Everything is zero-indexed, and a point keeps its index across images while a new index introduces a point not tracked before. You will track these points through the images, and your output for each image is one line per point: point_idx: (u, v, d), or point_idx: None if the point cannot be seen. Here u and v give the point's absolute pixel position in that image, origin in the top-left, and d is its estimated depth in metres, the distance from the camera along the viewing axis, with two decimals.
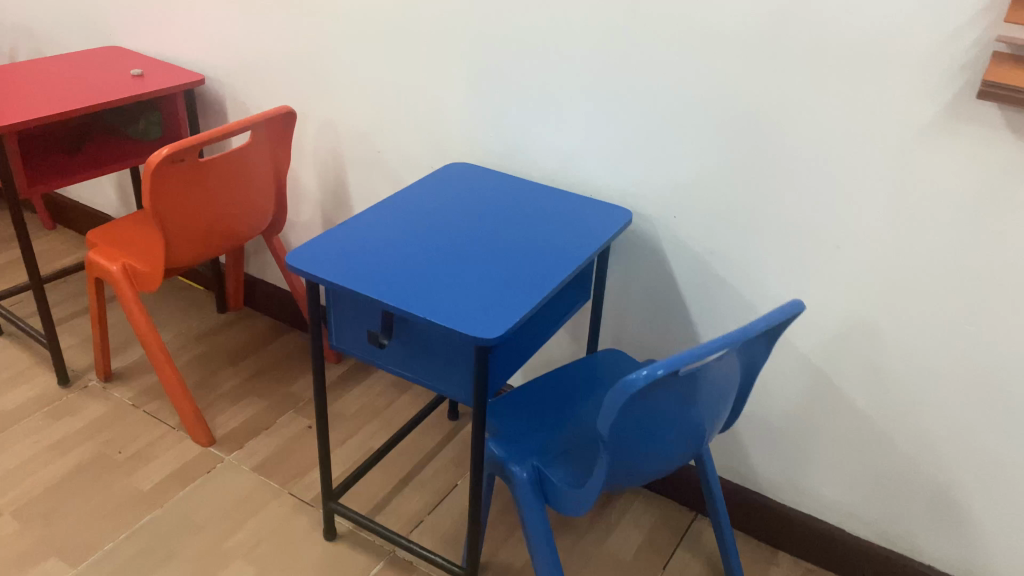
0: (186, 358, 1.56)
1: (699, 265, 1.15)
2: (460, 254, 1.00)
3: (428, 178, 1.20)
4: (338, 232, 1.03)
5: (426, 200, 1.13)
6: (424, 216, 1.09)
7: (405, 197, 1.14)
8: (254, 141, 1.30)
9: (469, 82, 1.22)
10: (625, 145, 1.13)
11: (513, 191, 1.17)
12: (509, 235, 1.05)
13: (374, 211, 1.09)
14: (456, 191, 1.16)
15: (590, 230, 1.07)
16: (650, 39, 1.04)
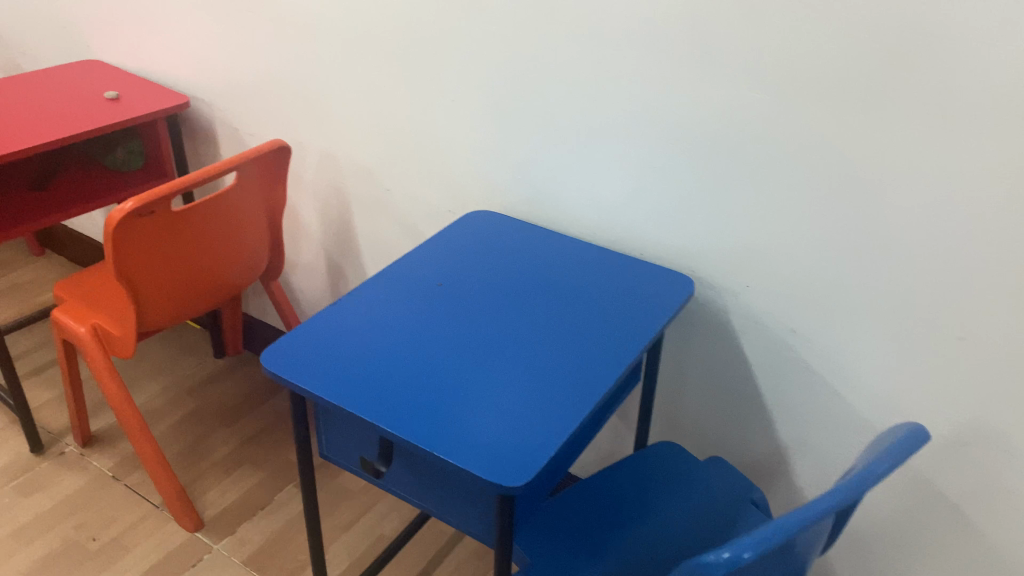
0: (178, 415, 1.38)
1: (775, 346, 0.93)
2: (479, 355, 0.80)
3: (443, 238, 0.99)
4: (326, 322, 0.83)
5: (437, 273, 0.92)
6: (434, 297, 0.88)
7: (412, 267, 0.93)
8: (240, 184, 1.10)
9: (489, 116, 1.01)
10: (683, 200, 0.91)
11: (544, 257, 0.96)
12: (539, 323, 0.84)
13: (371, 291, 0.89)
14: (474, 258, 0.95)
15: (645, 312, 0.86)
16: (716, 71, 0.82)
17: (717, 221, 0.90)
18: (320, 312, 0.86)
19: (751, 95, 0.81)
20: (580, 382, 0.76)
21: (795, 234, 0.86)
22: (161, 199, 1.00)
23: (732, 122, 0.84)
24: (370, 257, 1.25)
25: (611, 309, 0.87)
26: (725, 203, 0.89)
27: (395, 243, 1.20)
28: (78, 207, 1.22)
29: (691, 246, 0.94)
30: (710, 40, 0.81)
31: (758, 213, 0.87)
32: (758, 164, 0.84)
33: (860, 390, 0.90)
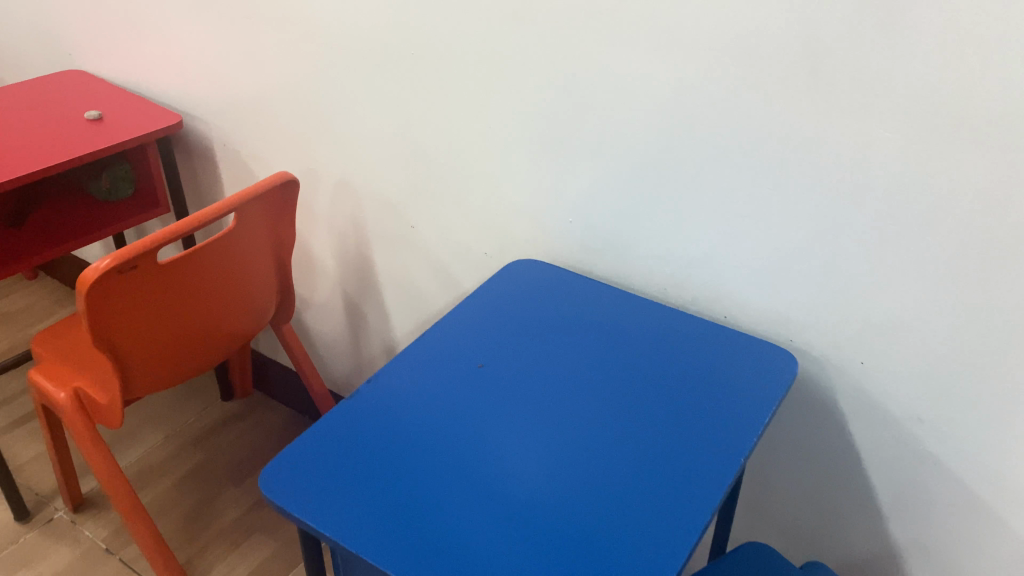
0: (180, 472, 1.23)
1: (893, 435, 0.75)
2: (528, 471, 0.62)
3: (480, 299, 0.82)
4: (343, 423, 0.67)
5: (480, 352, 0.75)
6: (477, 389, 0.71)
7: (448, 342, 0.77)
8: (241, 226, 0.94)
9: (534, 147, 0.83)
10: (780, 257, 0.74)
11: (608, 329, 0.78)
12: (611, 427, 0.67)
13: (399, 377, 0.72)
14: (523, 331, 0.78)
15: (740, 408, 0.68)
16: (832, 103, 0.64)
17: (825, 284, 0.73)
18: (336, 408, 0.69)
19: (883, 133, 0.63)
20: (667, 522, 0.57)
21: (930, 304, 0.68)
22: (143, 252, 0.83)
23: (855, 165, 0.66)
24: (393, 299, 1.08)
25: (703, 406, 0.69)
26: (838, 262, 0.71)
27: (422, 286, 1.04)
28: (70, 240, 1.06)
29: (789, 313, 0.76)
30: (829, 63, 0.63)
31: (882, 277, 0.70)
32: (884, 218, 0.67)
33: (1008, 492, 0.72)
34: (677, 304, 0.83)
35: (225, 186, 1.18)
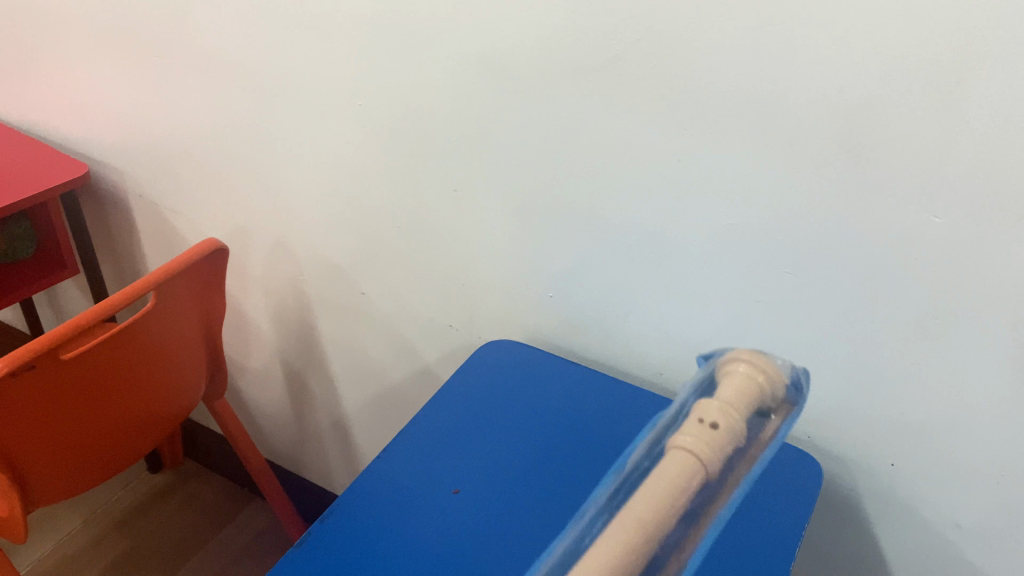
0: (109, 558, 1.08)
1: (927, 541, 0.66)
2: None
3: (450, 398, 0.73)
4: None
5: (444, 476, 0.65)
6: (437, 534, 0.60)
7: (408, 464, 0.66)
8: (160, 305, 0.80)
9: (505, 211, 0.72)
10: (797, 346, 0.64)
11: (591, 437, 0.68)
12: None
13: (349, 520, 0.61)
14: (496, 442, 0.68)
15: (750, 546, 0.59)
16: (863, 185, 0.54)
17: (850, 378, 0.63)
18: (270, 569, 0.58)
19: (926, 220, 0.53)
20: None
21: (975, 409, 0.59)
22: (44, 358, 0.70)
23: (888, 259, 0.56)
24: (342, 368, 0.95)
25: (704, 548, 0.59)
26: (865, 357, 0.61)
27: (375, 356, 0.91)
28: None
29: (807, 406, 0.67)
30: (862, 142, 0.52)
31: (918, 379, 0.60)
32: (920, 319, 0.57)
33: None
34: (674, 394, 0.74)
35: (143, 239, 1.03)
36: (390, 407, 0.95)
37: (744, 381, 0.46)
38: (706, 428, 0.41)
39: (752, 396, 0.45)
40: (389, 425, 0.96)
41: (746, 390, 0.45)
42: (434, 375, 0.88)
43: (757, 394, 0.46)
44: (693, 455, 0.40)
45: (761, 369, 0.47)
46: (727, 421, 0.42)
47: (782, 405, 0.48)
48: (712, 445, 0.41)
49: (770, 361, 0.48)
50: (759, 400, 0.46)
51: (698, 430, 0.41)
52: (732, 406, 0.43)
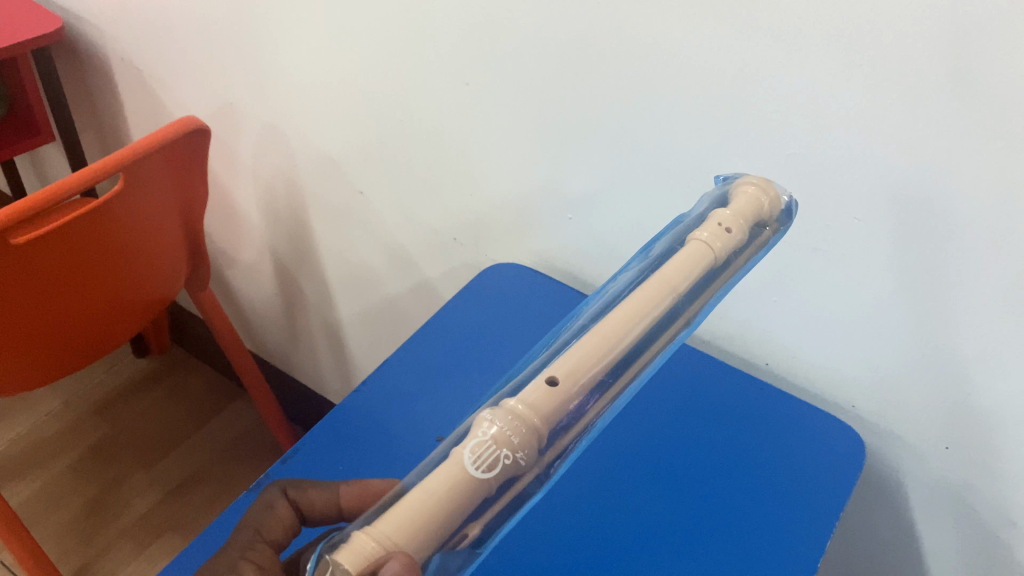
0: (90, 443, 1.12)
1: (975, 536, 0.58)
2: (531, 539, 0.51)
3: (444, 328, 0.65)
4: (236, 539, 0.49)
5: (435, 415, 0.59)
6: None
7: (388, 404, 0.59)
8: (130, 184, 0.70)
9: (519, 118, 0.61)
10: (846, 312, 0.55)
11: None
12: (602, 542, 0.50)
13: (317, 457, 0.55)
14: (491, 379, 0.61)
15: (779, 520, 0.52)
16: (960, 128, 0.43)
17: (908, 352, 0.54)
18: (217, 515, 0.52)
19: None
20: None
21: None
22: None
23: (978, 228, 0.46)
24: (337, 268, 0.88)
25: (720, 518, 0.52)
26: (934, 338, 0.52)
27: (373, 263, 0.84)
28: None
29: (856, 377, 0.58)
30: (971, 79, 0.41)
31: (997, 367, 0.50)
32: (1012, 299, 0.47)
33: None
34: (703, 341, 0.66)
35: (128, 110, 0.94)
36: (389, 316, 0.88)
37: (753, 197, 0.45)
38: (720, 229, 0.42)
39: (756, 217, 0.45)
40: (386, 333, 0.90)
41: (751, 207, 0.45)
42: (434, 291, 0.81)
43: (763, 212, 0.45)
44: (707, 247, 0.41)
45: (767, 191, 0.46)
46: (737, 228, 0.43)
47: (775, 223, 0.47)
48: (724, 243, 0.42)
49: (774, 187, 0.47)
50: (762, 218, 0.45)
51: (714, 229, 0.42)
52: (743, 215, 0.44)
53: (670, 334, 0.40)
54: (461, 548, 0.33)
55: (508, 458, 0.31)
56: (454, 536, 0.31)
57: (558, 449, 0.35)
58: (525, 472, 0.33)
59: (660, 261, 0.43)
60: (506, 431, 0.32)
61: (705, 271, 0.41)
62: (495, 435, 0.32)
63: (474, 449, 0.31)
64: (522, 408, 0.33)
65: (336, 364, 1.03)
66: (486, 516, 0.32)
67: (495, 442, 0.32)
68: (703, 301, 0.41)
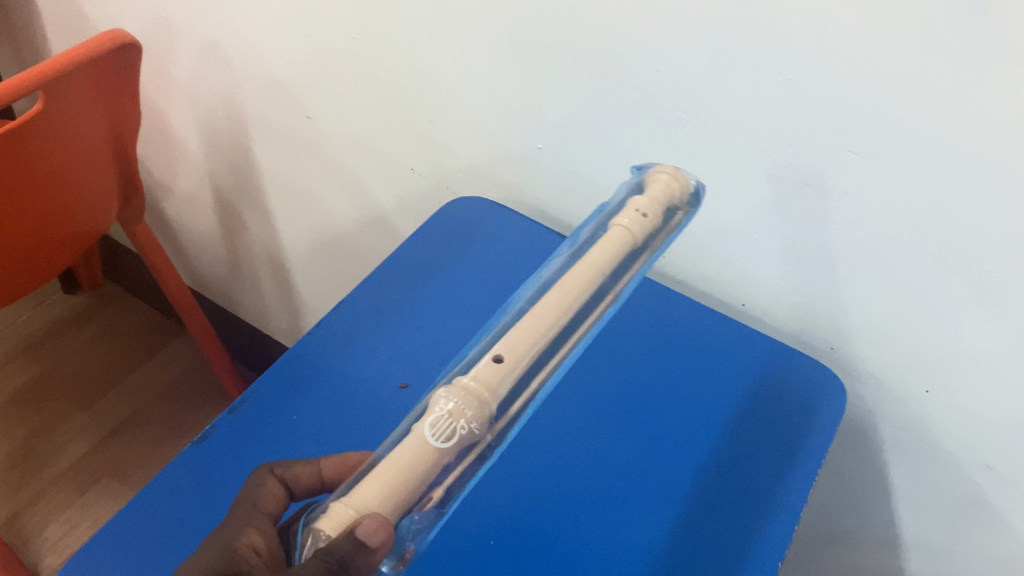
0: (18, 384, 1.06)
1: (947, 477, 0.58)
2: (506, 488, 0.48)
3: (404, 266, 0.62)
4: (182, 504, 0.46)
5: (397, 357, 0.55)
6: (375, 428, 0.51)
7: (344, 347, 0.56)
8: (54, 104, 0.63)
9: (486, 39, 0.56)
10: (830, 251, 0.52)
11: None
12: (574, 494, 0.48)
13: (266, 409, 0.51)
14: (455, 321, 0.58)
15: (755, 469, 0.50)
16: (972, 59, 0.39)
17: (896, 295, 0.51)
18: (157, 476, 0.48)
19: None
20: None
21: None
22: None
23: (981, 168, 0.43)
24: (283, 201, 0.83)
25: (702, 460, 0.50)
26: (922, 281, 0.49)
27: (324, 194, 0.79)
28: None
29: (839, 319, 0.55)
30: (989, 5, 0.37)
31: (988, 310, 0.48)
32: (1014, 239, 0.44)
33: None
34: (677, 280, 0.63)
35: (49, 22, 0.85)
36: (340, 250, 0.84)
37: (666, 184, 0.45)
38: (637, 215, 0.43)
39: (670, 202, 0.45)
40: (338, 268, 0.86)
41: (665, 193, 0.45)
42: (390, 224, 0.76)
43: (675, 197, 0.46)
44: (625, 231, 0.42)
45: (677, 179, 0.46)
46: (653, 213, 0.44)
47: (686, 206, 0.47)
48: (642, 228, 0.43)
49: (683, 177, 0.47)
50: (674, 202, 0.46)
51: (632, 216, 0.43)
52: (657, 202, 0.44)
53: (598, 311, 0.40)
54: (429, 511, 0.32)
55: (464, 428, 0.32)
56: (421, 500, 0.31)
57: (509, 416, 0.35)
58: (479, 441, 0.33)
59: (580, 250, 0.43)
60: (461, 407, 0.32)
61: (625, 256, 0.42)
62: (449, 409, 0.32)
63: (433, 421, 0.32)
64: (472, 387, 0.33)
65: (284, 300, 0.98)
66: (450, 479, 0.32)
67: (450, 416, 0.32)
68: (627, 280, 0.42)
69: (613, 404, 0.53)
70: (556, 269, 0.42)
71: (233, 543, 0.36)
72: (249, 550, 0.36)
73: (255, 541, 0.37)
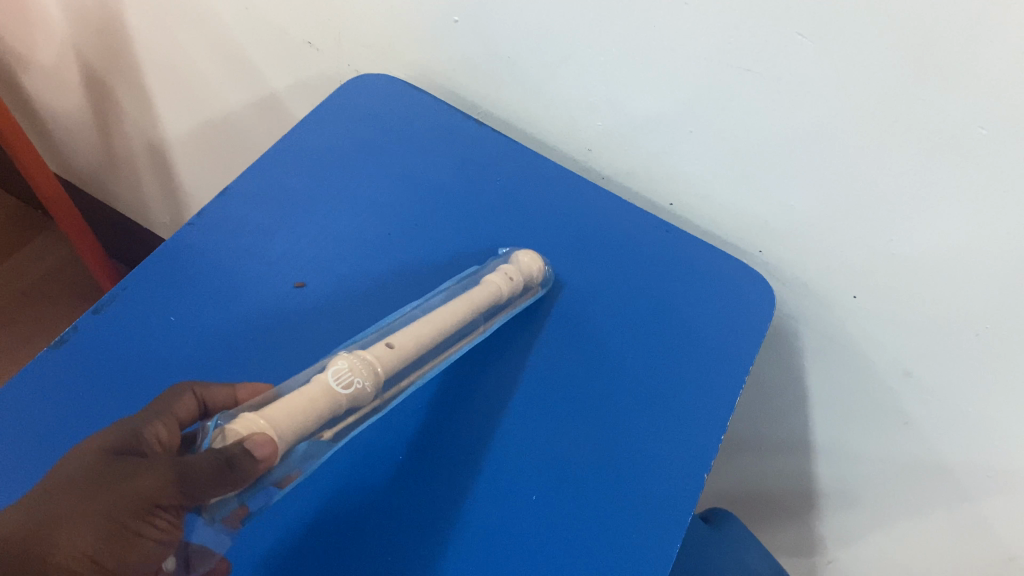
0: None
1: (862, 380, 0.57)
2: (416, 414, 0.45)
3: (301, 150, 0.55)
4: (34, 420, 0.40)
5: (298, 255, 0.49)
6: (269, 335, 0.45)
7: (231, 241, 0.49)
8: None
9: None
10: (765, 147, 0.48)
11: (480, 223, 0.53)
12: (487, 412, 0.45)
13: (140, 305, 0.45)
14: (360, 215, 0.52)
15: (680, 391, 0.47)
16: None
17: (832, 196, 0.48)
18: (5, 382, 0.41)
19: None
20: (558, 499, 0.42)
21: (966, 254, 0.46)
22: None
23: (937, 60, 0.39)
24: (161, 79, 0.74)
25: (630, 381, 0.47)
26: (856, 180, 0.47)
27: (207, 69, 0.70)
28: None
29: (773, 221, 0.52)
30: None
31: (921, 215, 0.46)
32: (958, 137, 0.41)
33: (974, 473, 0.56)
34: (601, 177, 0.59)
35: None
36: (228, 135, 0.76)
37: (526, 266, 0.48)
38: (504, 278, 0.47)
39: (529, 277, 0.48)
40: (227, 151, 0.78)
41: (528, 268, 0.48)
42: (283, 104, 0.69)
43: (533, 279, 0.49)
44: (497, 287, 0.46)
45: (537, 267, 0.49)
46: (518, 279, 0.47)
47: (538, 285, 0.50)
48: (506, 290, 0.46)
49: (541, 270, 0.49)
50: (530, 281, 0.49)
51: (500, 278, 0.47)
52: (524, 269, 0.48)
53: (462, 342, 0.45)
54: (319, 446, 0.36)
55: (360, 383, 0.37)
56: (314, 432, 0.35)
57: (393, 393, 0.40)
58: (365, 403, 0.38)
59: (462, 284, 0.47)
60: (357, 361, 0.37)
61: (491, 308, 0.46)
62: (350, 364, 0.37)
63: (335, 370, 0.36)
64: (370, 357, 0.38)
65: (165, 190, 0.90)
66: (338, 425, 0.36)
67: (350, 370, 0.37)
68: (490, 323, 0.47)
69: (537, 317, 0.49)
70: (437, 298, 0.46)
71: (138, 429, 0.35)
72: (151, 439, 0.35)
73: (159, 433, 0.36)
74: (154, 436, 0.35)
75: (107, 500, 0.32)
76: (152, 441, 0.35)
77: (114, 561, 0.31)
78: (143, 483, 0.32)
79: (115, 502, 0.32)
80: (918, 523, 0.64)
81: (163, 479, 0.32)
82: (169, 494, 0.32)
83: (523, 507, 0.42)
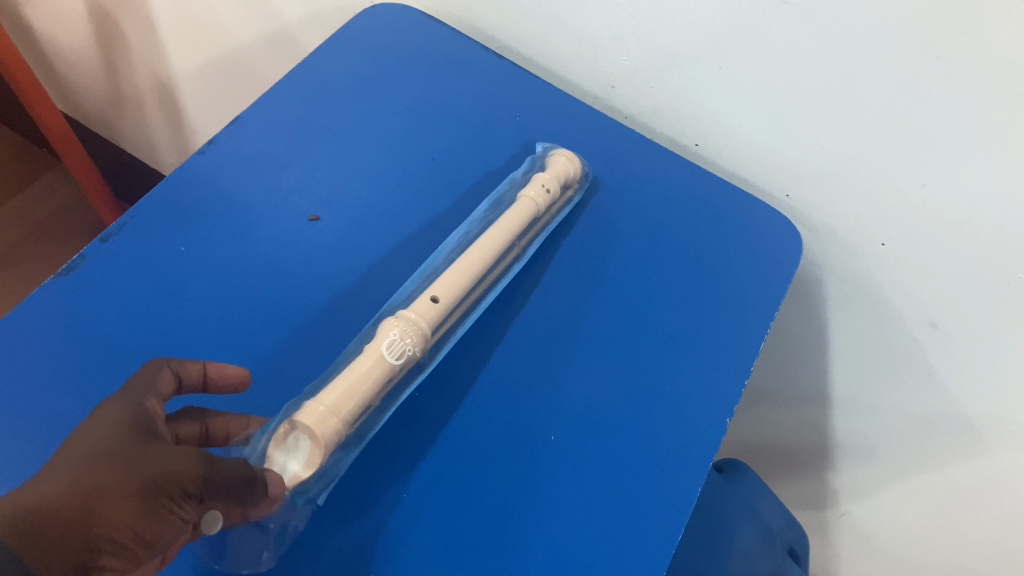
0: None
1: (887, 331, 0.56)
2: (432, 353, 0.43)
3: (314, 80, 0.53)
4: (37, 350, 0.39)
5: (311, 187, 0.48)
6: (281, 269, 0.44)
7: (243, 171, 0.48)
8: None
9: None
10: (796, 85, 0.47)
11: (500, 160, 0.51)
12: (504, 353, 0.44)
13: (147, 237, 0.44)
14: (376, 147, 0.50)
15: (698, 336, 0.46)
16: None
17: (863, 137, 0.47)
18: (9, 311, 0.40)
19: None
20: (574, 441, 0.41)
21: (1001, 200, 0.44)
22: None
23: None
24: (166, 11, 0.71)
25: (652, 323, 0.46)
26: (889, 120, 0.45)
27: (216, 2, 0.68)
28: None
29: (801, 160, 0.51)
30: None
31: (954, 157, 0.44)
32: (999, 75, 0.39)
33: (996, 427, 0.55)
34: (625, 116, 0.57)
35: None
36: (238, 70, 0.74)
37: (563, 165, 0.49)
38: (541, 191, 0.47)
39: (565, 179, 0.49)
40: (238, 87, 0.76)
41: (564, 169, 0.49)
42: (295, 38, 0.67)
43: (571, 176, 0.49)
44: (534, 200, 0.47)
45: (574, 164, 0.50)
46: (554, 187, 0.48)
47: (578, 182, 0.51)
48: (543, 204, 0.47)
49: (576, 167, 0.50)
50: (568, 180, 0.50)
51: (536, 191, 0.47)
52: (560, 173, 0.49)
53: (506, 267, 0.46)
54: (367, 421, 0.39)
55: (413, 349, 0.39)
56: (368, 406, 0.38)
57: (438, 338, 0.43)
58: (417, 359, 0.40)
59: (496, 210, 0.48)
60: (406, 330, 0.39)
61: (529, 223, 0.47)
62: (399, 330, 0.39)
63: (388, 342, 0.38)
64: (415, 316, 0.40)
65: (173, 128, 0.88)
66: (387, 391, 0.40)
67: (399, 336, 0.39)
68: (532, 240, 0.48)
69: (555, 260, 0.48)
70: (475, 232, 0.46)
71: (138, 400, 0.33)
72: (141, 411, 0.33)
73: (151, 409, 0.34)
74: (153, 411, 0.33)
75: (139, 480, 0.29)
76: (154, 418, 0.33)
77: (150, 534, 0.30)
78: (176, 465, 0.31)
79: (152, 482, 0.30)
80: (934, 479, 0.63)
81: (193, 464, 0.31)
82: (197, 484, 0.31)
83: (540, 449, 0.41)
